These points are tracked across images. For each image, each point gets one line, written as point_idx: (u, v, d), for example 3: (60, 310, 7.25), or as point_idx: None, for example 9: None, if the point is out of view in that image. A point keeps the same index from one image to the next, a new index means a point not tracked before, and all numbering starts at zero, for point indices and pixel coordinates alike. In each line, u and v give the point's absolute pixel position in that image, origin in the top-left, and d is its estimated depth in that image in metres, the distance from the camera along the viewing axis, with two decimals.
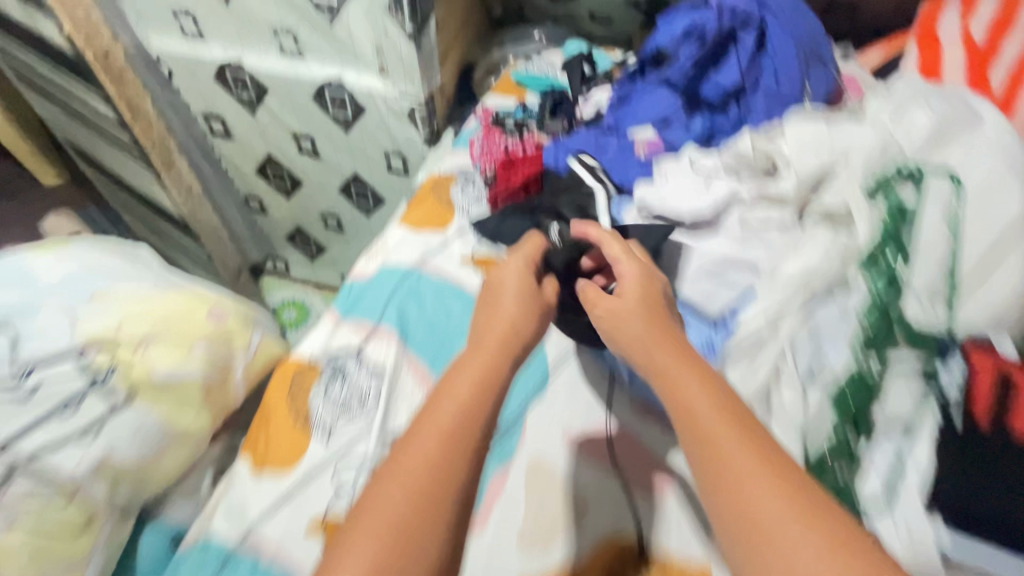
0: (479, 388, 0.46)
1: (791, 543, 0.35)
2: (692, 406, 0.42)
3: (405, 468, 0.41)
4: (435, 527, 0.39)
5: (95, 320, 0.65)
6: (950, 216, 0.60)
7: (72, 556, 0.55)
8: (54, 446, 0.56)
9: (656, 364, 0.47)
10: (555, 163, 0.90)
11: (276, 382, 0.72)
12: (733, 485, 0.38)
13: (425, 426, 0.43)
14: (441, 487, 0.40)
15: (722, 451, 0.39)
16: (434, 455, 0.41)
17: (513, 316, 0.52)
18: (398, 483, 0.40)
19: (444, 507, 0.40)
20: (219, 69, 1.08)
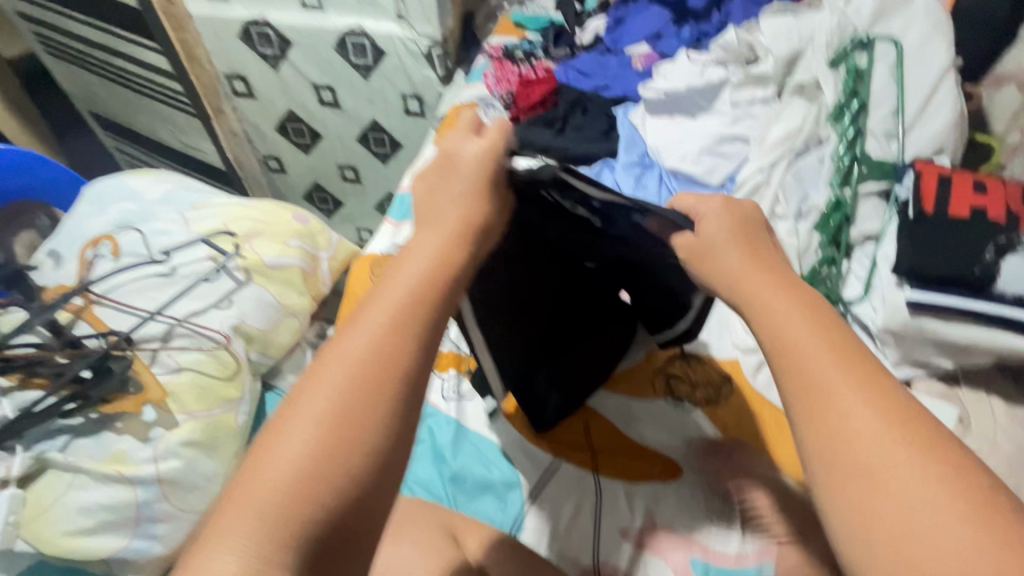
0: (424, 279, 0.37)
1: (904, 476, 0.29)
2: (791, 320, 0.36)
3: (342, 344, 0.34)
4: (367, 423, 0.32)
5: (206, 222, 0.76)
6: (894, 71, 0.76)
7: (227, 399, 0.66)
8: (198, 312, 0.67)
9: (738, 279, 0.41)
10: (567, 80, 1.05)
11: (357, 272, 0.84)
12: (835, 409, 0.32)
13: (355, 323, 0.35)
14: (376, 386, 0.33)
15: (814, 369, 0.34)
16: (382, 345, 0.34)
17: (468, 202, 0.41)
18: (322, 385, 0.33)
19: (377, 408, 0.32)
20: (245, 27, 1.17)
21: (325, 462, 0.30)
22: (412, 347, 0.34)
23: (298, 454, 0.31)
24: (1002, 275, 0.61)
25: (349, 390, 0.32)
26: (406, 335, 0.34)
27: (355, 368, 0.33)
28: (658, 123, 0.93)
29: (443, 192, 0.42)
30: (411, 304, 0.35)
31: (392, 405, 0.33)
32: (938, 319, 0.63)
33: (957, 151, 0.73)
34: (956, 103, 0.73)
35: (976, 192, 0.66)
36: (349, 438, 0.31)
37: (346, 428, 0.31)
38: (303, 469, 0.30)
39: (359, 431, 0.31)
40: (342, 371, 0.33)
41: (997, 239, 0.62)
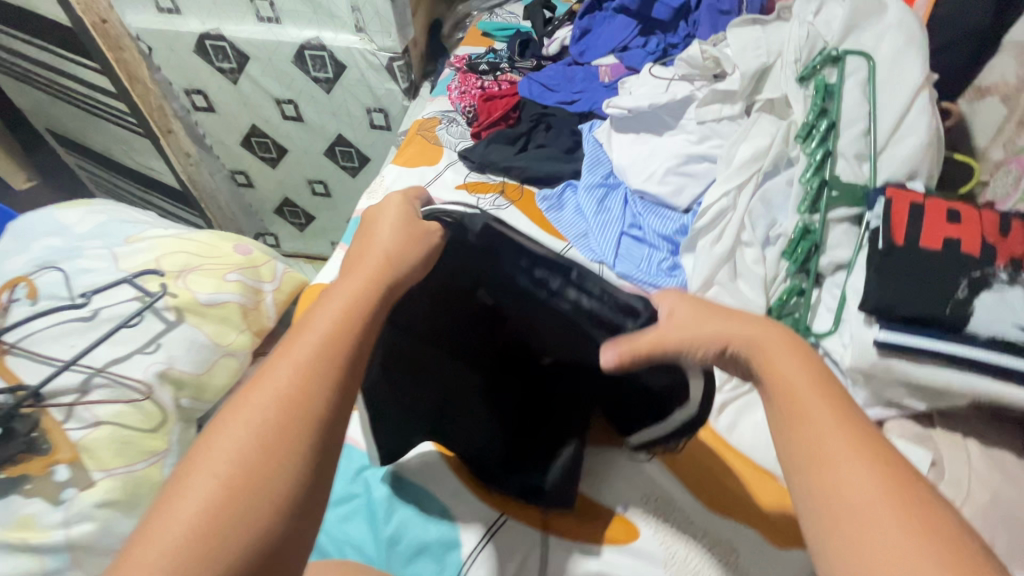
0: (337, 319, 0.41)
1: (884, 546, 0.31)
2: (797, 389, 0.39)
3: (264, 383, 0.37)
4: (280, 461, 0.35)
5: (136, 257, 0.72)
6: (866, 88, 0.72)
7: (152, 451, 0.62)
8: (120, 358, 0.63)
9: (752, 339, 0.43)
10: (530, 94, 1.00)
11: (304, 304, 0.80)
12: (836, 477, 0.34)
13: (274, 365, 0.38)
14: (287, 424, 0.36)
15: (816, 437, 0.36)
16: (294, 392, 0.37)
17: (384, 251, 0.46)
18: (238, 423, 0.36)
19: (290, 446, 0.35)
20: (199, 41, 1.12)
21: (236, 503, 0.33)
22: (317, 387, 0.37)
23: (206, 493, 0.33)
24: (975, 314, 0.57)
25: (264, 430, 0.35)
26: (311, 387, 0.37)
27: (271, 416, 0.36)
28: (623, 140, 0.89)
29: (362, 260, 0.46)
30: (323, 354, 0.39)
31: (300, 448, 0.35)
32: (907, 360, 0.59)
33: (932, 176, 0.68)
34: (932, 122, 0.67)
35: (949, 220, 0.61)
36: (262, 477, 0.34)
37: (252, 473, 0.34)
38: (211, 509, 0.33)
39: (271, 474, 0.34)
40: (258, 420, 0.36)
41: (970, 274, 0.58)
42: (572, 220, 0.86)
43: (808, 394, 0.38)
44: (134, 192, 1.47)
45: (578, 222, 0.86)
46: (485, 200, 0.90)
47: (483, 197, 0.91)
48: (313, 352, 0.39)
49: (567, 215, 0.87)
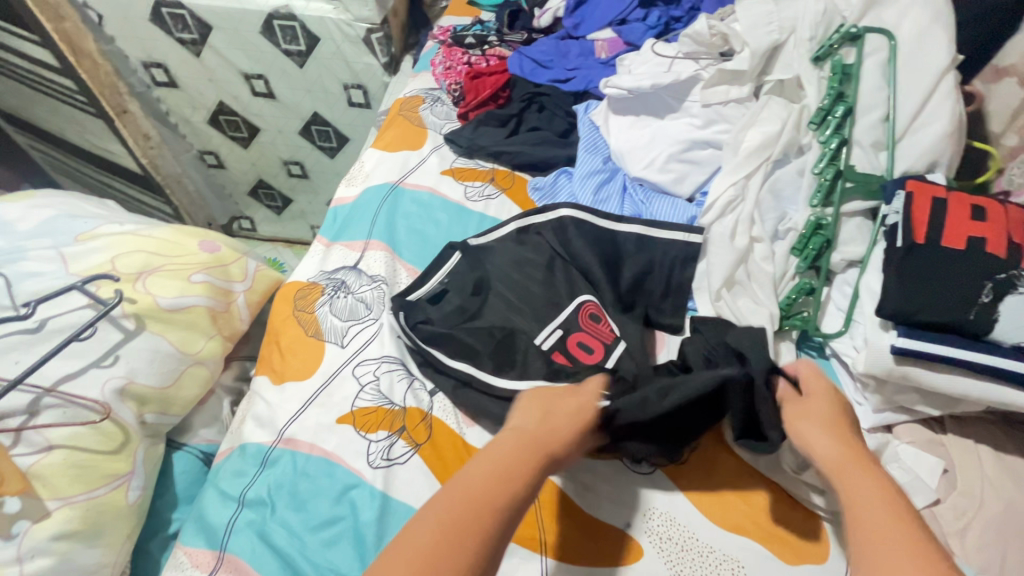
0: (519, 458, 0.42)
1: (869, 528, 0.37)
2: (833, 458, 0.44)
3: (494, 448, 0.42)
4: (509, 491, 0.39)
5: (87, 258, 0.65)
6: (886, 70, 0.66)
7: (114, 474, 0.57)
8: (73, 375, 0.57)
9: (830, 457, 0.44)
10: (520, 71, 0.94)
11: (280, 305, 0.75)
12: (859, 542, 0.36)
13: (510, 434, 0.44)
14: (519, 466, 0.41)
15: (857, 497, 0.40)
16: (513, 455, 0.42)
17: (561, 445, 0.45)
18: (486, 462, 0.41)
19: (514, 485, 0.40)
20: (154, 7, 1.01)
21: (458, 525, 0.36)
22: (532, 460, 0.42)
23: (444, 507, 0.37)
24: (998, 321, 0.53)
25: (500, 469, 0.40)
26: (519, 471, 0.40)
27: (499, 466, 0.40)
28: (621, 123, 0.83)
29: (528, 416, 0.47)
30: (540, 436, 0.44)
31: (514, 509, 0.38)
32: (923, 367, 0.56)
33: (951, 165, 0.64)
34: (955, 108, 0.62)
35: (973, 217, 0.57)
36: (491, 497, 0.38)
37: (473, 528, 0.36)
38: (459, 509, 0.37)
39: (498, 502, 0.38)
40: (491, 467, 0.40)
41: (995, 276, 0.54)
42: None
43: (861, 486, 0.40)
44: (94, 176, 1.37)
45: None
46: (473, 188, 0.85)
47: (471, 185, 0.85)
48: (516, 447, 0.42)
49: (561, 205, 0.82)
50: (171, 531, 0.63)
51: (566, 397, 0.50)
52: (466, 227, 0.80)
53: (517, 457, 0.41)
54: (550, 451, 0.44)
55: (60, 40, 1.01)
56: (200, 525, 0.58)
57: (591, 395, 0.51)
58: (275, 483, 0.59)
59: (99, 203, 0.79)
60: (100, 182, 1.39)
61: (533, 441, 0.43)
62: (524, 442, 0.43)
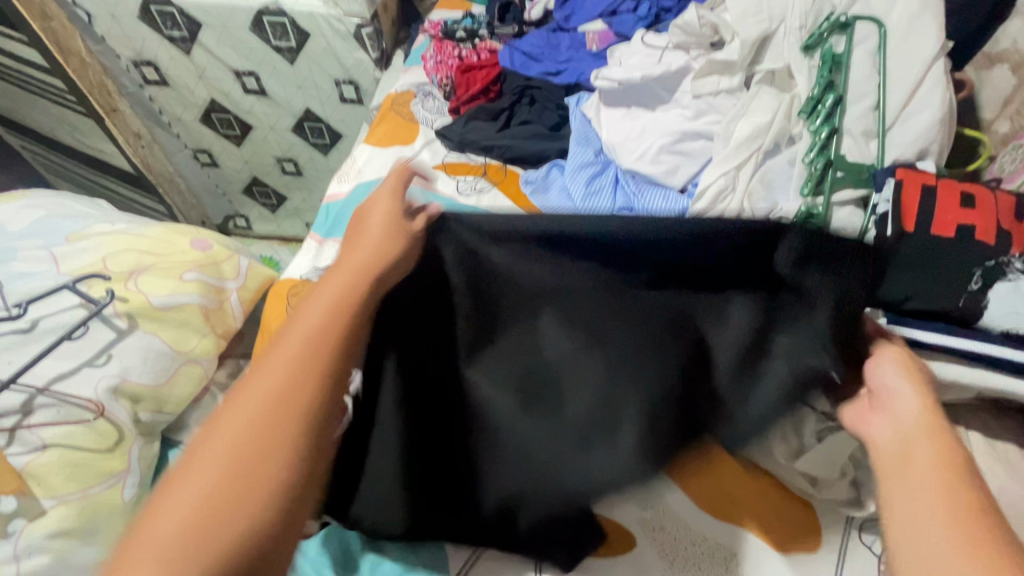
0: (322, 327, 0.39)
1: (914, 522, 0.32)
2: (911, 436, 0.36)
3: (295, 326, 0.39)
4: (304, 382, 0.37)
5: (78, 258, 0.65)
6: (876, 58, 0.65)
7: (110, 472, 0.57)
8: (66, 374, 0.57)
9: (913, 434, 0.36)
10: (512, 64, 0.94)
11: (273, 302, 0.75)
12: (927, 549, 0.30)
13: (316, 299, 0.40)
14: (320, 348, 0.38)
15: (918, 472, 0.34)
16: (316, 334, 0.38)
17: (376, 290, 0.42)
18: (280, 355, 0.37)
19: (312, 371, 0.37)
20: (143, 5, 1.01)
21: (247, 446, 0.34)
22: (337, 333, 0.39)
23: (246, 415, 0.35)
24: (987, 307, 0.54)
25: (302, 356, 0.37)
26: (295, 376, 0.36)
27: (294, 354, 0.37)
28: (613, 116, 0.83)
29: (336, 273, 0.42)
30: (346, 299, 0.40)
31: (298, 419, 0.36)
32: (913, 354, 0.56)
33: (942, 153, 0.63)
34: (945, 96, 0.62)
35: (962, 205, 0.57)
36: (284, 396, 0.36)
37: (247, 462, 0.34)
38: (256, 418, 0.35)
39: (293, 403, 0.36)
40: (292, 353, 0.37)
41: (984, 263, 0.54)
42: (560, 203, 0.81)
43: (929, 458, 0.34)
44: (87, 176, 1.37)
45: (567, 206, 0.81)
46: (465, 182, 0.84)
47: (463, 180, 0.85)
48: (315, 323, 0.39)
49: (554, 198, 0.82)
50: None
51: (367, 239, 0.44)
52: (458, 222, 0.80)
53: (317, 337, 0.38)
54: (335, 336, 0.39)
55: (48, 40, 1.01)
56: None
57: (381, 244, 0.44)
58: None
59: (90, 202, 0.79)
60: (93, 182, 1.39)
61: (337, 309, 0.40)
62: (328, 307, 0.39)
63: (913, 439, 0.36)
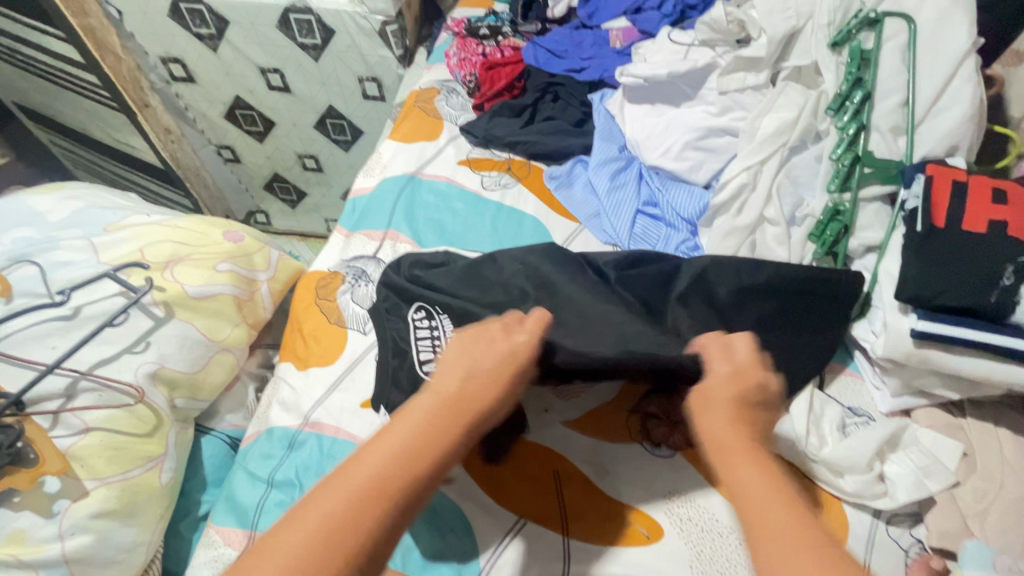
0: (451, 417, 0.39)
1: None
2: (739, 485, 0.36)
3: (428, 399, 0.40)
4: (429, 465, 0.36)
5: (116, 247, 0.66)
6: (905, 54, 0.65)
7: (148, 456, 0.59)
8: (107, 359, 0.59)
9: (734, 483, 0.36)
10: (535, 61, 0.95)
11: (302, 294, 0.76)
12: (782, 571, 0.30)
13: (452, 384, 0.41)
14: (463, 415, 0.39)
15: (776, 554, 0.31)
16: (448, 419, 0.38)
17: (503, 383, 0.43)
18: (404, 423, 0.37)
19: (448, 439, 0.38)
20: (173, 3, 1.03)
21: (366, 496, 0.33)
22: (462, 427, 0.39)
23: (364, 474, 0.34)
24: (1020, 304, 0.53)
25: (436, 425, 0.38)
26: (435, 447, 0.37)
27: (431, 420, 0.38)
28: (637, 111, 0.83)
29: (459, 365, 0.42)
30: (480, 404, 0.40)
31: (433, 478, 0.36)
32: (943, 349, 0.56)
33: (972, 149, 0.63)
34: (976, 92, 0.61)
35: (994, 200, 0.56)
36: (410, 460, 0.35)
37: (369, 511, 0.33)
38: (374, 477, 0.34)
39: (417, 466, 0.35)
40: (428, 423, 0.38)
41: (1017, 258, 0.53)
42: (585, 197, 0.82)
43: (773, 516, 0.33)
44: (114, 170, 1.39)
45: (593, 200, 0.82)
46: (489, 177, 0.85)
47: (488, 175, 0.86)
48: (447, 406, 0.39)
49: (577, 193, 0.83)
50: (201, 513, 0.65)
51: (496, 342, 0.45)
52: (483, 215, 0.81)
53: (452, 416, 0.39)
54: (486, 408, 0.41)
55: (86, 36, 1.03)
56: (230, 507, 0.60)
57: (528, 336, 0.47)
58: (302, 465, 0.60)
59: (125, 195, 0.81)
60: (120, 176, 1.42)
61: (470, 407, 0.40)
62: (459, 397, 0.40)
63: (741, 487, 0.35)
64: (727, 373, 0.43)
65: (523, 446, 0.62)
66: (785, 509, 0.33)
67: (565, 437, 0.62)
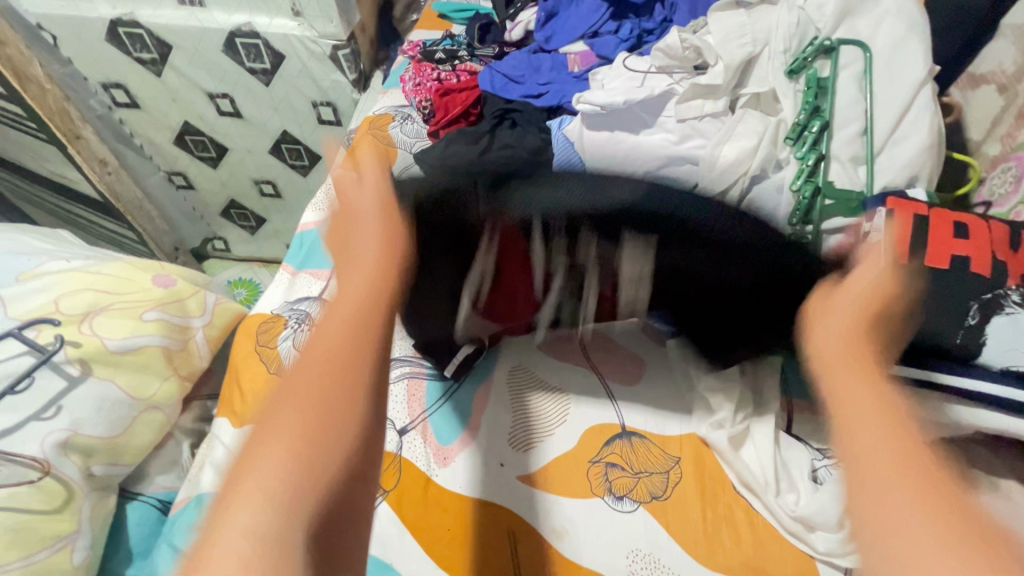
0: (359, 312, 0.40)
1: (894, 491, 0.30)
2: (833, 365, 0.37)
3: (330, 321, 0.40)
4: (351, 379, 0.37)
5: (28, 300, 0.61)
6: (860, 83, 0.64)
7: (57, 535, 0.53)
8: (10, 429, 0.53)
9: (836, 391, 0.35)
10: (491, 86, 0.91)
11: (241, 340, 0.71)
12: (862, 433, 0.33)
13: (350, 286, 0.42)
14: (368, 318, 0.40)
15: (861, 424, 0.33)
16: (346, 331, 0.39)
17: (380, 244, 0.46)
18: (307, 357, 0.38)
19: (358, 366, 0.37)
20: (111, 28, 0.98)
21: (301, 439, 0.33)
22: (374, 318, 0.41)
23: (273, 462, 0.32)
24: (986, 344, 0.51)
25: (339, 344, 0.38)
26: (345, 359, 0.37)
27: (334, 337, 0.38)
28: (596, 139, 0.79)
29: (358, 254, 0.45)
30: (373, 293, 0.42)
31: (361, 375, 0.37)
32: (918, 397, 0.52)
33: (932, 180, 0.62)
34: (933, 121, 0.61)
35: (957, 235, 0.54)
36: (329, 383, 0.36)
37: (308, 443, 0.33)
38: (296, 434, 0.33)
39: (334, 423, 0.35)
40: (327, 341, 0.38)
41: (980, 296, 0.52)
42: None
43: (864, 398, 0.34)
44: (52, 202, 1.31)
45: None
46: None
47: None
48: (356, 306, 0.41)
49: None
50: None
51: (379, 228, 0.48)
52: None
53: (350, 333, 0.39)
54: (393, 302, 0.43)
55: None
56: None
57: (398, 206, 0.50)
58: None
59: (49, 237, 0.75)
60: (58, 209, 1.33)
61: (375, 293, 0.42)
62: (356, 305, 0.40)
63: (835, 359, 0.38)
64: (859, 291, 0.43)
65: (475, 506, 0.57)
66: (884, 413, 0.33)
67: (522, 494, 0.58)
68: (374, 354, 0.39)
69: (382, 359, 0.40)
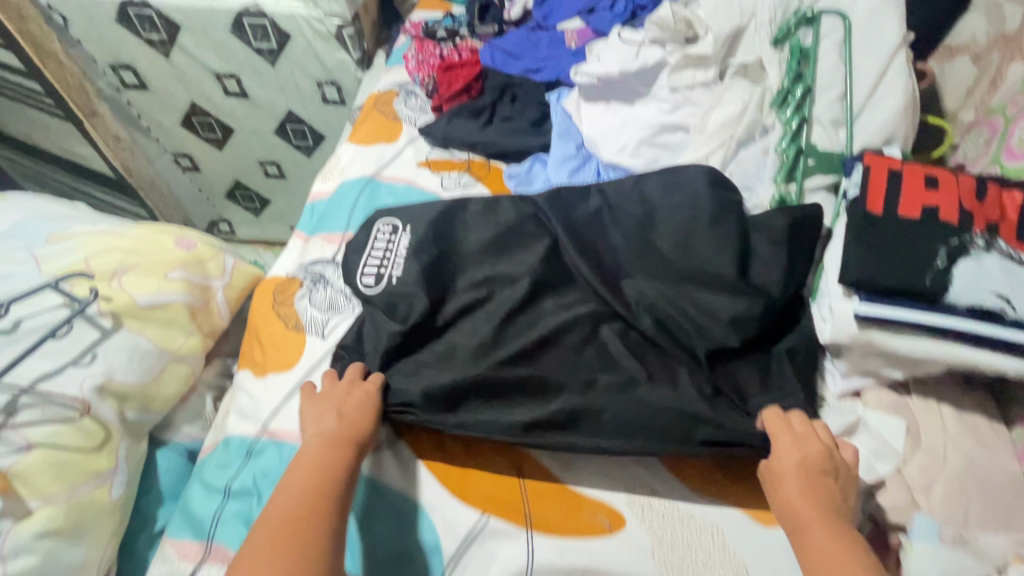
0: (319, 460, 0.52)
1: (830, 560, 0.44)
2: (782, 470, 0.51)
3: (298, 471, 0.52)
4: (322, 513, 0.48)
5: (61, 258, 0.65)
6: (841, 50, 0.68)
7: (95, 472, 0.56)
8: (49, 374, 0.57)
9: (774, 476, 0.51)
10: (492, 62, 0.95)
11: (260, 300, 0.75)
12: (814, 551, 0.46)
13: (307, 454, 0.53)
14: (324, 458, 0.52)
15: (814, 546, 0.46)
16: (315, 480, 0.50)
17: (352, 415, 0.56)
18: (286, 489, 0.50)
19: (325, 495, 0.49)
20: (121, 9, 1.00)
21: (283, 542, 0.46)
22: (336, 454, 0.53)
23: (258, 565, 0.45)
24: (953, 284, 0.55)
25: (306, 485, 0.50)
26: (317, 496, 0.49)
27: (305, 467, 0.51)
28: (592, 110, 0.84)
29: (324, 420, 0.56)
30: (330, 451, 0.53)
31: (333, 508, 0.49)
32: (889, 333, 0.57)
33: (908, 140, 0.66)
34: (906, 86, 0.65)
35: (928, 188, 0.59)
36: (306, 510, 0.48)
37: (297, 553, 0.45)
38: (281, 539, 0.46)
39: (308, 530, 0.47)
40: (295, 488, 0.50)
41: (948, 241, 0.56)
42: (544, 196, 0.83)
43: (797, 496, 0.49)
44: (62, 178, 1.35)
45: None
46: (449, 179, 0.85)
47: (447, 176, 0.86)
48: (312, 459, 0.52)
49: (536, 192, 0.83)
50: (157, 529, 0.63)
51: (350, 392, 0.57)
52: None
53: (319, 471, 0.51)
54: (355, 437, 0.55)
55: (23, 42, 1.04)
56: (187, 520, 0.59)
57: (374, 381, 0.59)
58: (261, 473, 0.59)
59: (71, 205, 0.78)
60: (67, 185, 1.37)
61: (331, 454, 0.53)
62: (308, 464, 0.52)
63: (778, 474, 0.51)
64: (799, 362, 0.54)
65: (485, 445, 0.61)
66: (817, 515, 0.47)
67: None
68: (339, 486, 0.51)
69: (345, 477, 0.52)
